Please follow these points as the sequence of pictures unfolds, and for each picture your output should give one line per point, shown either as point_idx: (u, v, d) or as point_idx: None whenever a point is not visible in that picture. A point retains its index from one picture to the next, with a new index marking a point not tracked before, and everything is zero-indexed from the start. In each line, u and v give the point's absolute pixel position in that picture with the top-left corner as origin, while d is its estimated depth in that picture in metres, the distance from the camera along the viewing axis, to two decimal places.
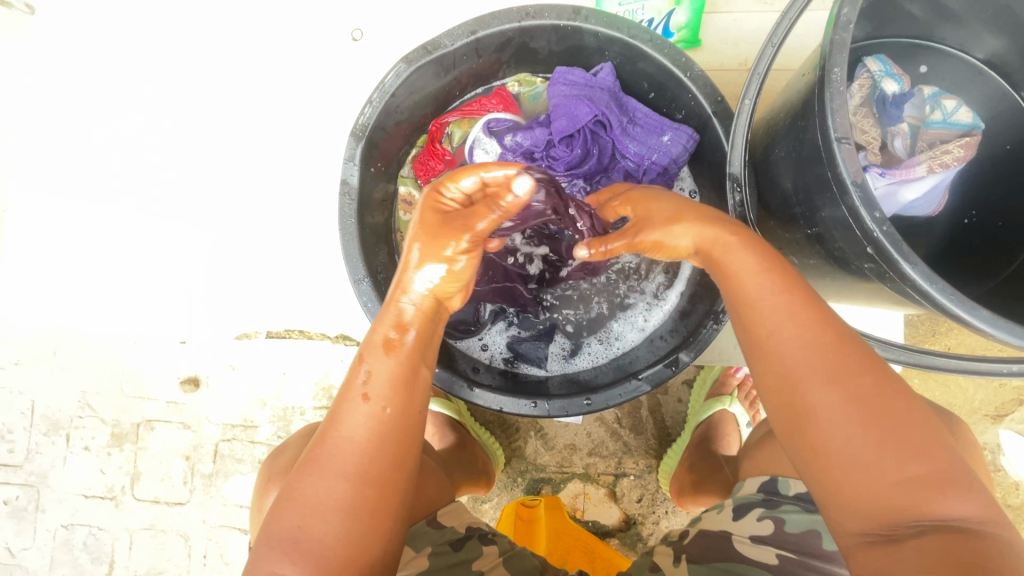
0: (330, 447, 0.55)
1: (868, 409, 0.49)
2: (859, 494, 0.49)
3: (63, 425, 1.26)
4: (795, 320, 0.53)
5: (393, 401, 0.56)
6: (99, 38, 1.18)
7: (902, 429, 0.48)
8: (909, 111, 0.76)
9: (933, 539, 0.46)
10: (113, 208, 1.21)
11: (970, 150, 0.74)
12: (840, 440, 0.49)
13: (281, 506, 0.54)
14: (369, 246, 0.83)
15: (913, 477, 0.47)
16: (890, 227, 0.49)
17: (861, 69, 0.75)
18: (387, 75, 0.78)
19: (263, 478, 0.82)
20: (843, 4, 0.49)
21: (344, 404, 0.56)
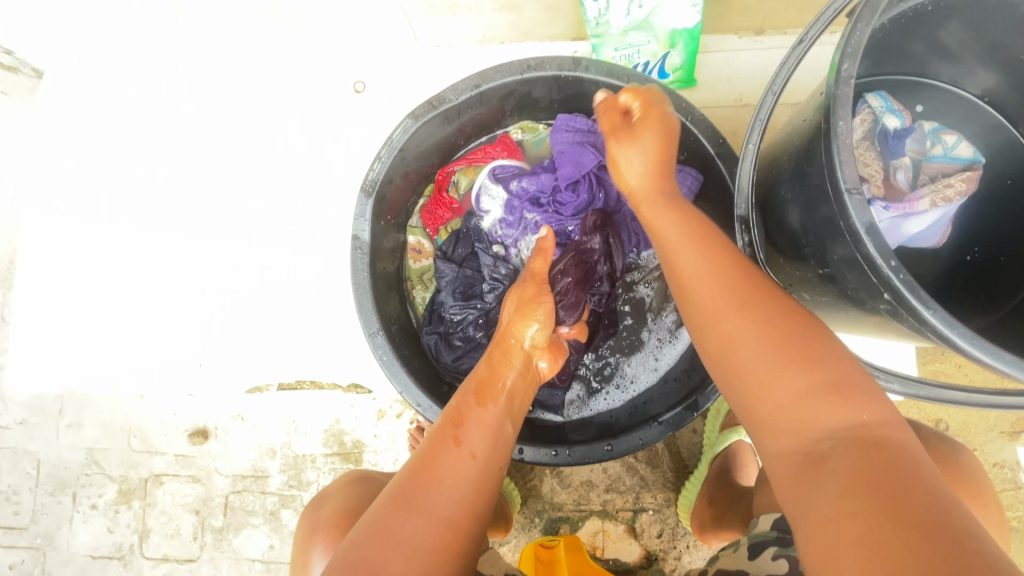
0: (421, 484, 0.55)
1: (768, 333, 0.52)
2: (773, 411, 0.50)
3: (69, 484, 1.24)
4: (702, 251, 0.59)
5: (484, 449, 0.60)
6: (104, 98, 1.20)
7: (801, 344, 0.51)
8: (910, 146, 0.78)
9: (844, 452, 0.45)
10: (120, 264, 1.21)
11: (972, 183, 0.76)
12: (749, 353, 0.52)
13: (353, 543, 0.50)
14: (381, 296, 0.83)
15: (812, 396, 0.48)
16: (906, 274, 0.48)
17: (863, 104, 0.77)
18: (395, 130, 0.80)
19: (301, 537, 0.74)
20: (843, 59, 0.50)
21: (444, 442, 0.59)
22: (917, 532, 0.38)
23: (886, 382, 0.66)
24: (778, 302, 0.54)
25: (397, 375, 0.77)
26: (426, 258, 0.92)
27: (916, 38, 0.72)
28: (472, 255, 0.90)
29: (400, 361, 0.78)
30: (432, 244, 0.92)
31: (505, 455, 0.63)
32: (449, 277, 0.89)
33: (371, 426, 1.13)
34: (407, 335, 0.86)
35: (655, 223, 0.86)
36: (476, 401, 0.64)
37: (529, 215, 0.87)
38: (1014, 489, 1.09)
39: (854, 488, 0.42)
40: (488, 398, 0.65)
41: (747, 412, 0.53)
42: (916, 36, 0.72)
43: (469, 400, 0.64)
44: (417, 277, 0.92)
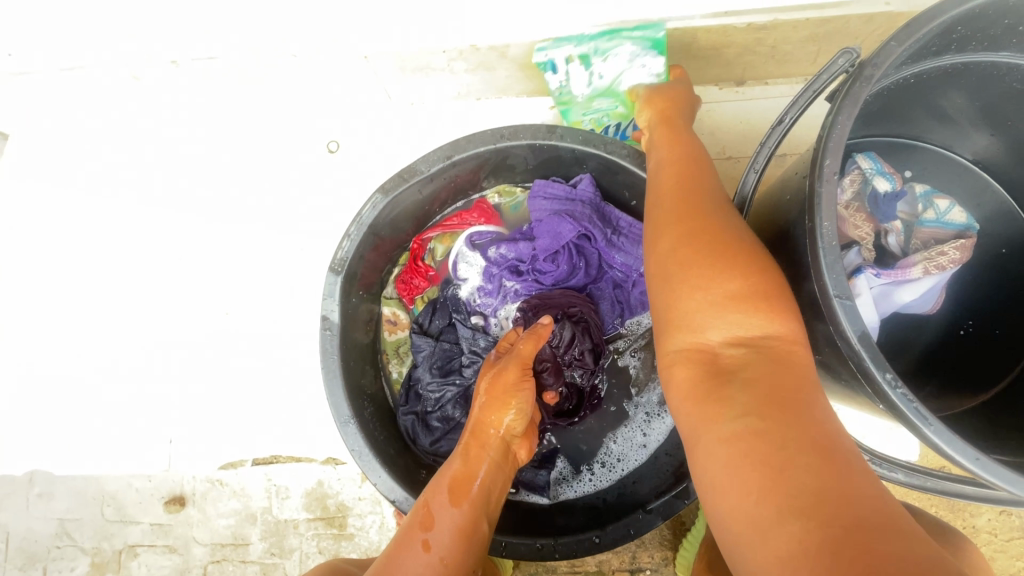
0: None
1: (706, 246, 0.51)
2: (691, 315, 0.49)
3: (39, 557, 1.18)
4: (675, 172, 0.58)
5: (454, 558, 0.56)
6: (75, 157, 1.17)
7: (737, 257, 0.50)
8: (901, 207, 0.78)
9: (754, 367, 0.45)
10: (92, 327, 1.17)
11: (965, 252, 0.74)
12: (685, 257, 0.51)
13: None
14: (355, 376, 0.79)
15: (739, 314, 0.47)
16: (904, 389, 0.45)
17: (852, 165, 0.75)
18: (364, 206, 0.77)
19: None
20: (824, 155, 0.47)
21: (405, 555, 0.55)
22: (811, 460, 0.38)
23: (886, 471, 0.63)
24: (731, 221, 0.53)
25: (371, 468, 0.73)
26: (402, 330, 0.88)
27: (917, 104, 0.69)
28: (450, 326, 0.85)
29: (374, 451, 0.74)
30: (408, 315, 0.89)
31: (478, 558, 0.59)
32: (425, 353, 0.84)
33: (356, 493, 1.08)
34: (382, 414, 0.82)
35: (638, 292, 0.82)
36: (448, 500, 0.60)
37: (508, 284, 0.84)
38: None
39: (763, 408, 0.41)
40: (462, 496, 0.60)
41: (664, 305, 0.52)
42: (919, 102, 0.69)
43: (441, 497, 0.60)
44: (392, 350, 0.88)
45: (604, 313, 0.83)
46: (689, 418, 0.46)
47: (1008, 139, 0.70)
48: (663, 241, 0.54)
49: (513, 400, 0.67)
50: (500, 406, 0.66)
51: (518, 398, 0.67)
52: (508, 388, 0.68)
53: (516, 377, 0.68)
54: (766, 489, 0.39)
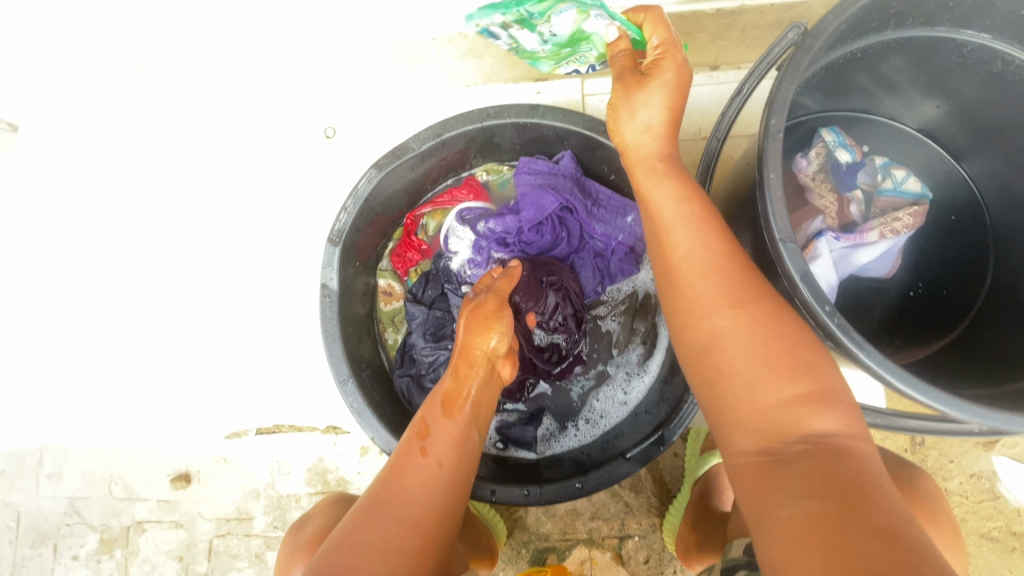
0: (391, 495, 0.61)
1: (760, 342, 0.52)
2: (751, 412, 0.51)
3: (50, 535, 1.22)
4: (711, 246, 0.57)
5: (450, 459, 0.66)
6: (81, 150, 1.22)
7: (794, 354, 0.51)
8: (862, 179, 0.83)
9: (812, 460, 0.47)
10: (99, 313, 1.22)
11: (919, 218, 0.80)
12: (739, 352, 0.52)
13: (331, 551, 0.56)
14: (353, 343, 0.84)
15: (798, 406, 0.49)
16: (841, 317, 0.51)
17: (817, 139, 0.81)
18: (360, 181, 0.82)
19: (286, 551, 0.83)
20: (769, 116, 0.52)
21: (409, 461, 0.65)
22: (890, 549, 0.40)
23: None
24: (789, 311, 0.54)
25: (369, 424, 0.78)
26: (397, 300, 0.94)
27: (861, 72, 0.74)
28: (442, 296, 0.92)
29: (372, 409, 0.79)
30: (402, 286, 0.94)
31: (472, 463, 0.69)
32: (418, 320, 0.90)
33: (355, 465, 1.13)
34: (380, 378, 0.88)
35: (615, 261, 0.89)
36: (442, 413, 0.70)
37: (497, 255, 0.90)
38: (993, 499, 1.12)
39: (820, 492, 0.44)
40: (454, 409, 0.70)
41: (721, 390, 0.54)
42: (861, 70, 0.73)
43: (437, 412, 0.70)
44: (388, 319, 0.94)
45: (587, 280, 0.90)
46: (753, 501, 0.48)
47: (950, 105, 0.77)
48: (709, 322, 0.54)
49: (495, 321, 0.76)
50: (484, 327, 0.76)
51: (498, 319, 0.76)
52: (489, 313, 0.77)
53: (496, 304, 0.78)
54: (824, 566, 0.40)
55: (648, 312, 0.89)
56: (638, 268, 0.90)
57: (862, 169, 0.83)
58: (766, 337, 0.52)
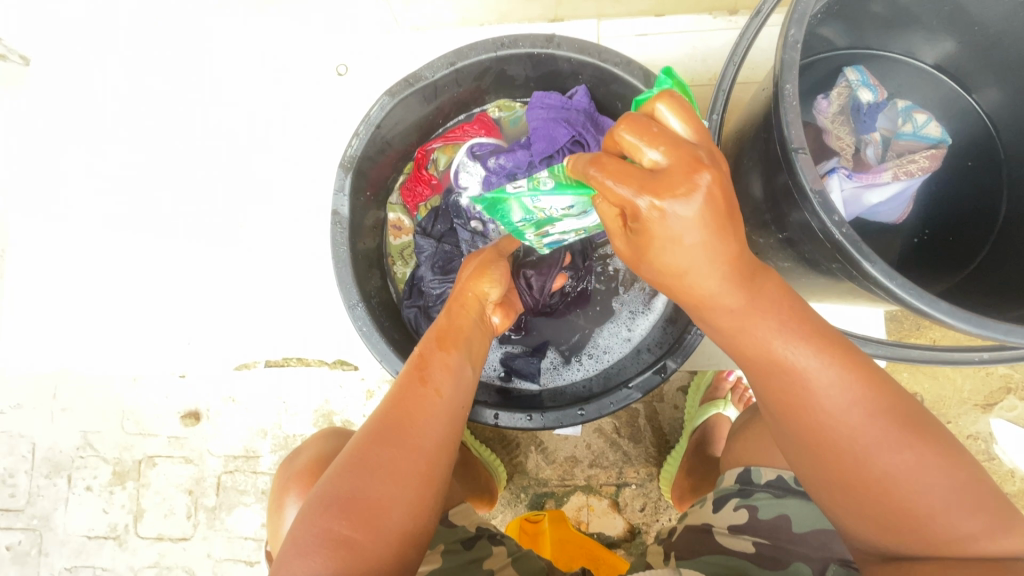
0: (396, 422, 0.60)
1: (909, 475, 0.47)
2: (898, 533, 0.49)
3: (64, 466, 1.26)
4: (853, 388, 0.48)
5: (448, 388, 0.65)
6: (93, 86, 1.22)
7: (950, 472, 0.47)
8: (881, 124, 0.81)
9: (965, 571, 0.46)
10: (111, 251, 1.23)
11: (935, 161, 0.78)
12: (891, 485, 0.47)
13: (338, 474, 0.56)
14: (362, 272, 0.86)
15: (963, 536, 0.47)
16: (848, 228, 0.52)
17: (840, 79, 0.80)
18: (372, 108, 0.82)
19: (280, 483, 0.86)
20: (789, 25, 0.52)
21: (409, 390, 0.63)
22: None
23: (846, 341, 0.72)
24: (926, 426, 0.48)
25: (376, 346, 0.80)
26: (406, 235, 0.96)
27: None
28: (451, 231, 0.93)
29: (380, 333, 0.81)
30: (412, 221, 0.96)
31: (470, 392, 0.68)
32: (427, 253, 0.92)
33: (359, 405, 1.15)
34: (388, 310, 0.90)
35: None
36: (438, 346, 0.69)
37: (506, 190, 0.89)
38: (988, 461, 1.12)
39: None
40: (449, 342, 0.69)
41: (853, 504, 0.50)
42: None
43: (432, 345, 0.69)
44: (397, 254, 0.96)
45: None
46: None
47: (967, 40, 0.77)
48: (845, 465, 0.49)
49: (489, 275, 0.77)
50: (479, 282, 0.76)
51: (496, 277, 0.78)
52: (490, 269, 0.78)
53: (496, 265, 0.79)
54: None
55: None
56: None
57: (881, 114, 0.81)
58: (922, 460, 0.47)
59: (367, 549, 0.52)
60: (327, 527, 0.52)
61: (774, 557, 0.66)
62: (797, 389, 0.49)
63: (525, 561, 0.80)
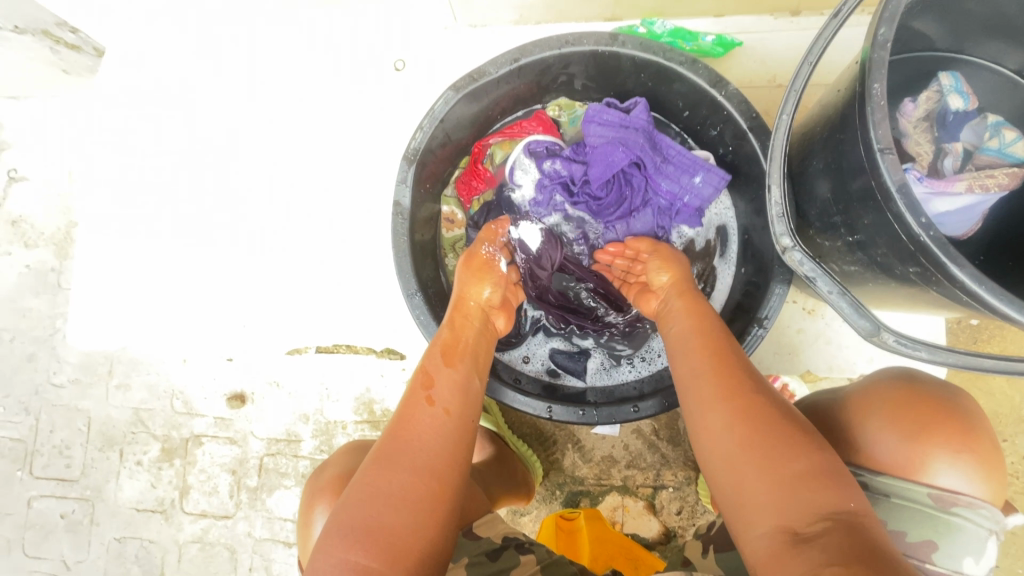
0: (399, 442, 0.66)
1: (764, 430, 0.61)
2: (759, 503, 0.59)
3: (117, 441, 1.32)
4: (706, 369, 0.68)
5: (454, 405, 0.71)
6: (159, 79, 1.26)
7: (772, 444, 0.60)
8: (966, 136, 0.80)
9: (834, 535, 0.53)
10: (168, 237, 1.28)
11: (1015, 180, 0.76)
12: (732, 456, 0.62)
13: (350, 502, 0.62)
14: (419, 262, 0.88)
15: (795, 492, 0.57)
16: (936, 231, 0.51)
17: (932, 83, 0.80)
18: (436, 102, 0.84)
19: (308, 493, 0.88)
20: (879, 24, 0.51)
21: (410, 406, 0.69)
22: None
23: (912, 350, 0.66)
24: (766, 400, 0.64)
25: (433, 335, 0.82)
26: (458, 228, 0.98)
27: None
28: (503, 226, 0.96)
29: (436, 322, 0.83)
30: (464, 214, 0.98)
31: (475, 405, 0.73)
32: None
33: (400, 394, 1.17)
34: (443, 301, 0.92)
35: (679, 219, 0.93)
36: (444, 362, 0.74)
37: (560, 200, 0.94)
38: None
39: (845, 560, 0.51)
40: (454, 359, 0.75)
41: (733, 487, 0.62)
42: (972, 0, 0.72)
43: (437, 361, 0.74)
44: (450, 246, 0.98)
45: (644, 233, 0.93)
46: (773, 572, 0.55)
47: None
48: (715, 418, 0.65)
49: (486, 274, 0.85)
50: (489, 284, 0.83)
51: (489, 271, 0.85)
52: (487, 269, 0.85)
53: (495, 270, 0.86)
54: None
55: (703, 255, 0.95)
56: (699, 223, 0.94)
57: (967, 127, 0.80)
58: (745, 435, 0.62)
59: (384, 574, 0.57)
60: (348, 558, 0.58)
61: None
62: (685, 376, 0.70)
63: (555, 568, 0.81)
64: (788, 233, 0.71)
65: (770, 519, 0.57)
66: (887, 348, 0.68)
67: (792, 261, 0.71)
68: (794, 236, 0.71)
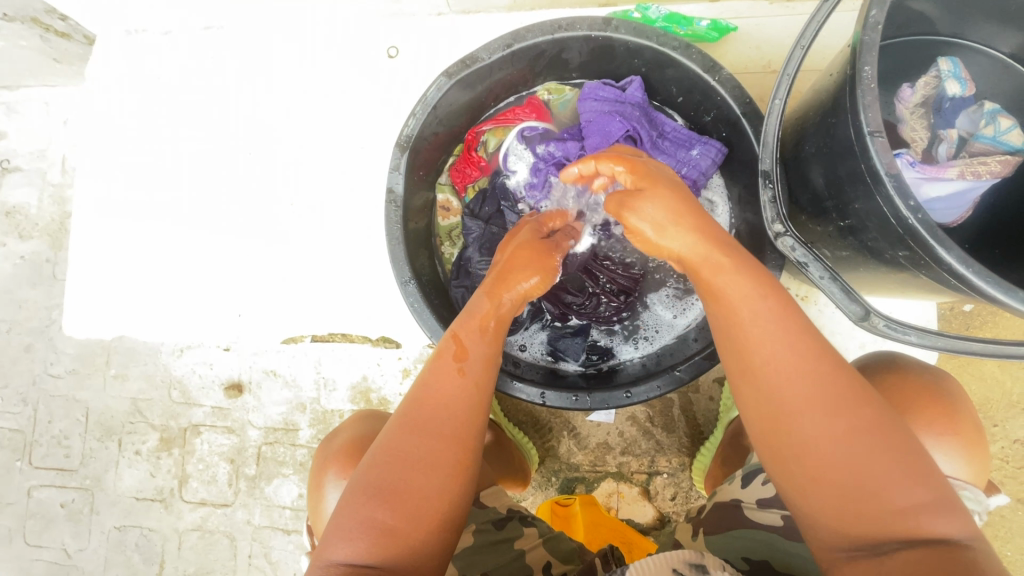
0: (427, 412, 0.61)
1: (868, 434, 0.50)
2: (845, 508, 0.49)
3: (115, 431, 1.33)
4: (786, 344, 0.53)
5: (482, 375, 0.65)
6: (150, 66, 1.25)
7: (876, 445, 0.49)
8: (962, 123, 0.80)
9: (924, 553, 0.46)
10: (160, 226, 1.26)
11: (1007, 167, 0.77)
12: (819, 453, 0.50)
13: (375, 466, 0.59)
14: (412, 250, 0.88)
15: (896, 500, 0.48)
16: (924, 214, 0.51)
17: (931, 68, 0.81)
18: (429, 88, 0.83)
19: (318, 461, 0.90)
20: (870, 6, 0.51)
21: (438, 372, 0.64)
22: None
23: (901, 334, 0.67)
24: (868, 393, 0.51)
25: (427, 322, 0.82)
26: (454, 216, 0.97)
27: None
28: (498, 213, 0.94)
29: (430, 309, 0.83)
30: (459, 202, 0.97)
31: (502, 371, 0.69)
32: (475, 234, 0.94)
33: (397, 383, 1.18)
34: (437, 289, 0.92)
35: None
36: (477, 330, 0.68)
37: (556, 179, 0.92)
38: None
39: None
40: (489, 328, 0.69)
41: (809, 484, 0.51)
42: None
43: (469, 327, 0.69)
44: (445, 234, 0.98)
45: None
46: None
47: None
48: (808, 412, 0.51)
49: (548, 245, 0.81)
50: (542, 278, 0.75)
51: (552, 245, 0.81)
52: (542, 249, 0.80)
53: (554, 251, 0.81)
54: None
55: None
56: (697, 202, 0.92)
57: (963, 114, 0.80)
58: (848, 431, 0.50)
59: (412, 535, 0.55)
60: (374, 518, 0.56)
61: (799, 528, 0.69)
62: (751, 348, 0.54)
63: (555, 542, 0.84)
64: (780, 219, 0.71)
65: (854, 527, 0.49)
66: (877, 333, 0.68)
67: (784, 247, 0.71)
68: (785, 222, 0.72)
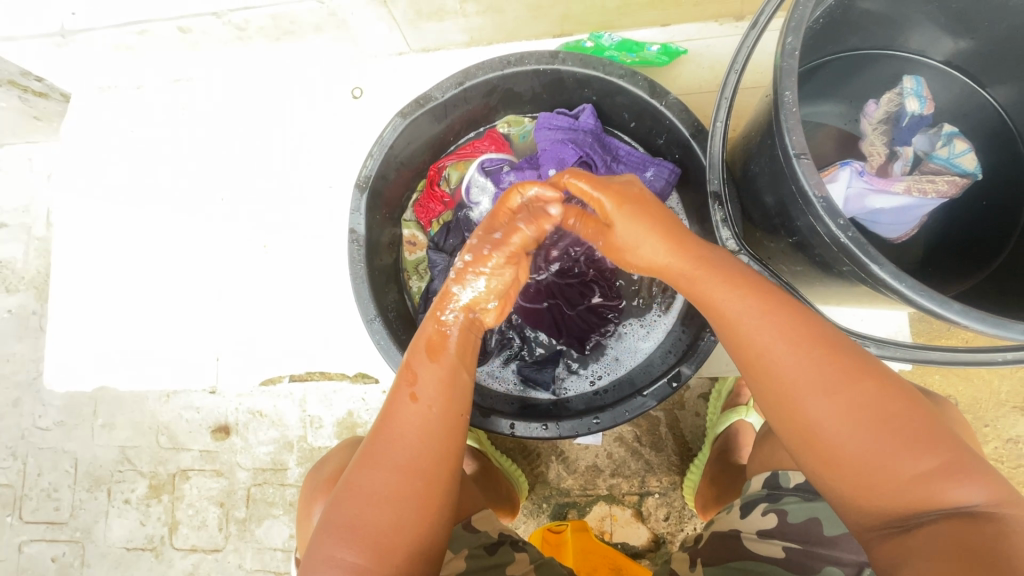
0: (381, 441, 0.59)
1: (881, 408, 0.50)
2: (849, 478, 0.52)
3: (104, 480, 1.30)
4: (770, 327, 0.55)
5: (434, 395, 0.61)
6: (129, 119, 1.28)
7: (876, 420, 0.50)
8: (919, 143, 0.82)
9: (945, 528, 0.47)
10: (142, 272, 1.27)
11: (954, 188, 0.79)
12: (824, 436, 0.52)
13: (337, 500, 0.58)
14: (380, 286, 0.88)
15: (917, 473, 0.49)
16: (853, 232, 0.53)
17: (896, 85, 0.83)
18: (385, 129, 0.85)
19: (307, 491, 0.83)
20: (786, 34, 0.53)
21: (392, 403, 0.61)
22: None
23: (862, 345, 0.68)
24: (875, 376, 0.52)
25: (393, 358, 0.82)
26: (420, 250, 0.99)
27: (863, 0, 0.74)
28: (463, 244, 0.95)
29: (397, 346, 0.83)
30: (425, 236, 0.99)
31: (465, 396, 0.64)
32: (440, 267, 0.94)
33: None
34: (405, 322, 0.93)
35: None
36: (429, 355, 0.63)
37: None
38: None
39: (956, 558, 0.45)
40: (440, 352, 0.64)
41: (824, 464, 0.53)
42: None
43: (423, 352, 0.64)
44: (412, 268, 0.99)
45: None
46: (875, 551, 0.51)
47: (979, 37, 0.77)
48: (814, 400, 0.52)
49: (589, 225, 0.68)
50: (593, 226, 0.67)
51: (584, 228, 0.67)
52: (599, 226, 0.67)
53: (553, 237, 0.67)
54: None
55: None
56: None
57: (921, 134, 0.82)
58: (853, 404, 0.51)
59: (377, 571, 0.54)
60: (338, 556, 0.55)
61: (803, 562, 0.67)
62: (762, 359, 0.55)
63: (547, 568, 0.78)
64: (733, 236, 0.72)
65: (879, 498, 0.50)
66: None
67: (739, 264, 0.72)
68: (739, 240, 0.72)
